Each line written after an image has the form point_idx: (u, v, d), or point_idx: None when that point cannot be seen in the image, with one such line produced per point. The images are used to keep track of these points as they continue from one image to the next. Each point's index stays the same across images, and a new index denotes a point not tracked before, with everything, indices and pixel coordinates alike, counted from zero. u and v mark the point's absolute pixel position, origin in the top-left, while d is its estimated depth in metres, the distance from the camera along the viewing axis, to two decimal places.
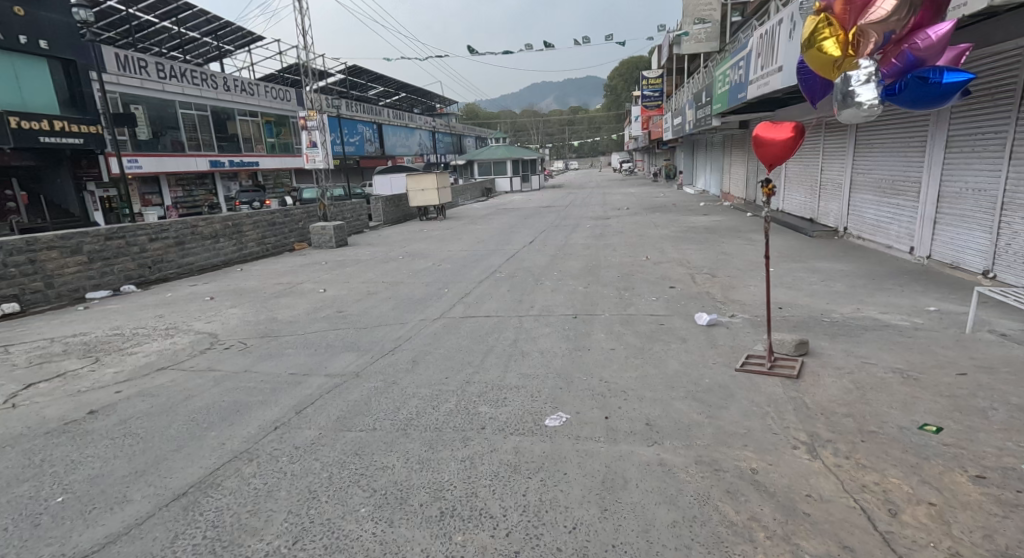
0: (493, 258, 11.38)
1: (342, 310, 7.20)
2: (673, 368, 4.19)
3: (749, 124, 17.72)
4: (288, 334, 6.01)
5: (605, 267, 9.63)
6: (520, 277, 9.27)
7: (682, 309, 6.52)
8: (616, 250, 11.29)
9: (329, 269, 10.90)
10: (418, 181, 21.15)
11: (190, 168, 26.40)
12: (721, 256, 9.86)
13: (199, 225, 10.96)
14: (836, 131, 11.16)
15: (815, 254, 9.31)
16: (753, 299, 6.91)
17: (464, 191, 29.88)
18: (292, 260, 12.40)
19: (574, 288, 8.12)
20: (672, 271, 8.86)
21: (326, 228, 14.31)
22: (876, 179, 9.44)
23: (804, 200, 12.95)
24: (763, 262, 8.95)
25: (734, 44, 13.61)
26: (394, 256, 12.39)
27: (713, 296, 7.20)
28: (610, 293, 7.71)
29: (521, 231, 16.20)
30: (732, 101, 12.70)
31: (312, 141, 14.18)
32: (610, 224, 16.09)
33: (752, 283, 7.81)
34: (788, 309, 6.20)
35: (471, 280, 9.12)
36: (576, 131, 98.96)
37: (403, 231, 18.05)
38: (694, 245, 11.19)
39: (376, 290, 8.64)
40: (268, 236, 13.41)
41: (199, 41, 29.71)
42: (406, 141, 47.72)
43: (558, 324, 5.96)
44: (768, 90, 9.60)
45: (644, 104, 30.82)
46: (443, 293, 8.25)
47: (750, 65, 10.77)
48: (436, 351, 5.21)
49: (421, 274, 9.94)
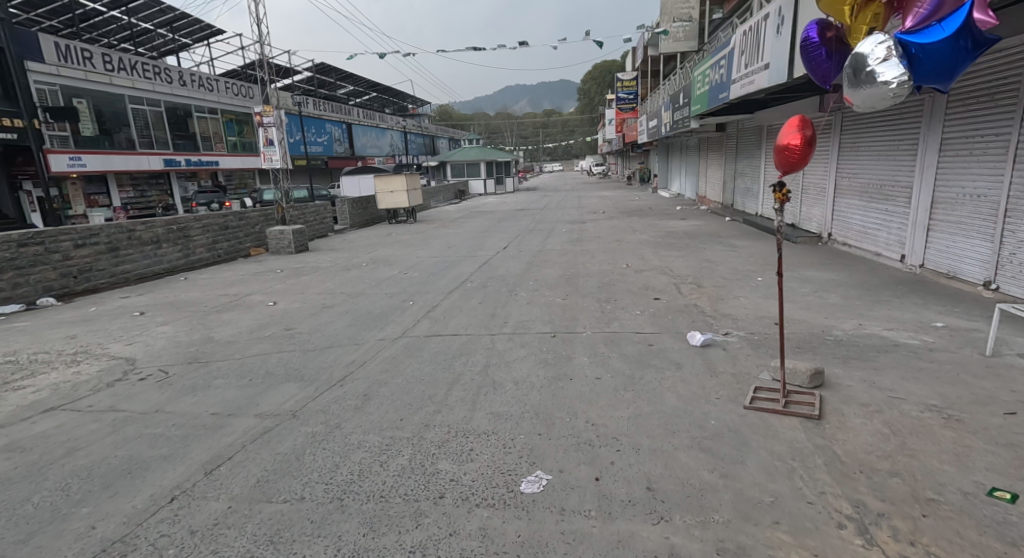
0: (464, 265, 10.66)
1: (290, 327, 6.40)
2: (670, 404, 3.56)
3: (726, 126, 17.41)
4: (220, 360, 5.21)
5: (584, 276, 9.01)
6: (491, 287, 8.58)
7: (669, 326, 5.93)
8: (594, 257, 10.71)
9: (283, 277, 10.05)
10: (387, 183, 20.30)
11: (144, 167, 25.29)
12: (704, 264, 9.36)
13: (136, 228, 10.05)
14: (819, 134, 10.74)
15: (800, 262, 8.88)
16: (745, 313, 6.36)
17: (436, 193, 29.08)
18: (244, 267, 11.48)
19: (550, 300, 7.47)
20: (654, 281, 8.28)
21: (284, 232, 13.37)
22: (863, 183, 9.00)
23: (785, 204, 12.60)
24: (748, 271, 8.48)
25: (714, 43, 13.15)
26: (357, 263, 11.59)
27: (701, 310, 6.63)
28: (588, 305, 7.09)
29: (493, 235, 15.54)
30: (712, 102, 12.26)
31: (269, 139, 13.24)
32: (587, 228, 15.56)
33: (741, 293, 7.28)
34: (786, 326, 5.65)
35: (439, 291, 8.41)
36: (550, 134, 98.86)
37: (369, 235, 17.20)
38: (674, 252, 10.67)
39: (331, 302, 7.85)
40: (219, 241, 12.45)
41: (153, 33, 28.25)
42: (377, 141, 46.58)
43: (535, 344, 5.29)
44: (753, 90, 9.07)
45: (618, 106, 30.56)
46: (406, 306, 7.51)
47: (733, 63, 10.24)
48: (393, 380, 4.49)
49: (384, 284, 9.19)
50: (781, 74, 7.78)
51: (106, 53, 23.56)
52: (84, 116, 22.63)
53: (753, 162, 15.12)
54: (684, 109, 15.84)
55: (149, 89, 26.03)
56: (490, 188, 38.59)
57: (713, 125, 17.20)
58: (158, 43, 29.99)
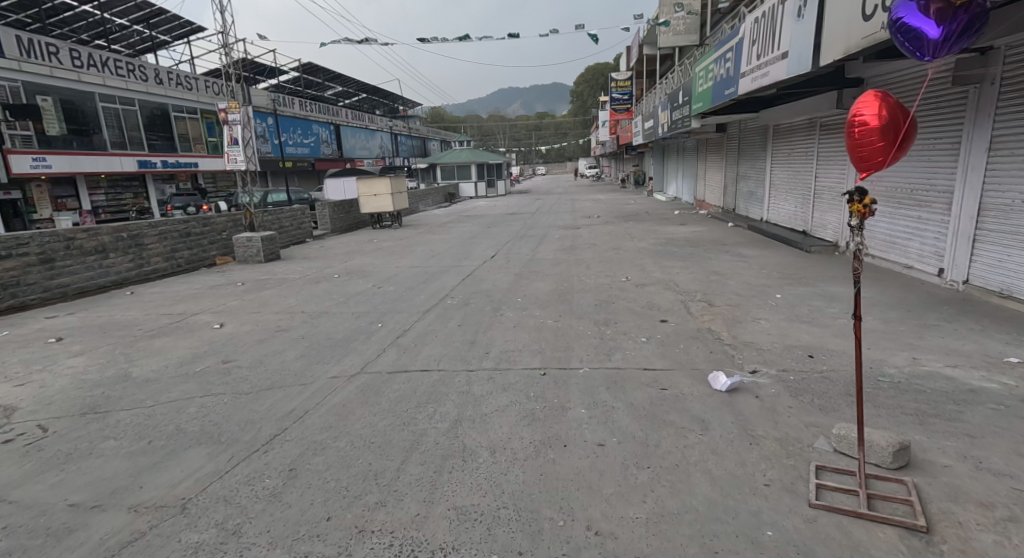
0: (446, 277, 9.67)
1: (230, 358, 5.37)
2: (703, 500, 2.60)
3: (726, 126, 16.56)
4: (127, 407, 4.19)
5: (578, 291, 8.05)
6: (475, 304, 7.60)
7: (681, 359, 4.96)
8: (588, 268, 9.74)
9: (244, 292, 9.01)
10: (370, 186, 19.31)
11: (115, 169, 24.12)
12: (711, 277, 8.42)
13: (76, 236, 8.99)
14: (836, 133, 9.82)
15: (819, 275, 7.95)
16: (770, 339, 5.41)
17: (424, 196, 28.01)
18: (204, 278, 10.43)
19: (539, 322, 6.51)
20: (658, 299, 7.31)
21: (252, 240, 12.30)
22: (889, 187, 8.07)
23: (795, 209, 11.70)
24: (763, 286, 7.56)
25: (717, 36, 12.24)
26: (330, 274, 10.58)
27: (716, 336, 5.67)
28: (585, 330, 6.11)
29: (481, 242, 14.57)
30: (716, 98, 11.34)
31: (234, 138, 12.17)
32: (581, 234, 14.62)
33: (760, 314, 6.31)
34: (823, 360, 4.70)
35: (414, 310, 7.41)
36: (543, 137, 97.98)
37: (350, 241, 16.18)
38: (677, 263, 9.72)
39: (288, 324, 6.83)
40: (178, 250, 11.38)
41: (128, 29, 27.11)
42: (366, 143, 45.55)
43: (521, 386, 4.30)
44: (767, 83, 8.12)
45: (613, 107, 29.78)
46: (375, 329, 6.50)
47: (743, 55, 9.29)
48: (338, 442, 3.51)
49: (354, 300, 8.18)
50: (803, 62, 6.80)
51: (74, 49, 22.36)
52: (49, 114, 21.43)
53: (757, 164, 14.23)
54: (684, 108, 14.98)
55: (121, 87, 24.88)
56: (482, 189, 37.12)
57: (714, 125, 16.35)
58: (134, 40, 28.82)
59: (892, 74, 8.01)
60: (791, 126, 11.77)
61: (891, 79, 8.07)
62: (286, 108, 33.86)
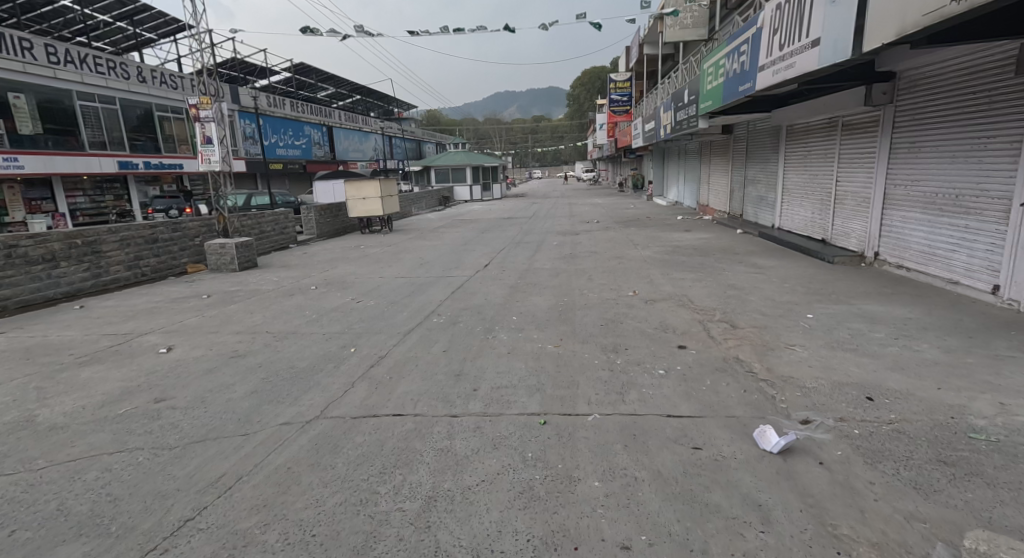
0: (433, 290, 8.76)
1: (163, 395, 4.46)
2: None
3: (733, 128, 15.76)
4: (9, 470, 3.28)
5: (581, 307, 7.17)
6: (464, 323, 6.69)
7: (711, 403, 4.06)
8: (590, 281, 8.85)
9: (207, 305, 8.07)
10: (358, 189, 18.35)
11: (94, 170, 23.13)
12: (728, 292, 7.54)
13: (17, 243, 8.10)
14: (861, 133, 9.01)
15: (850, 291, 7.09)
16: (814, 374, 4.52)
17: (417, 200, 27.10)
18: (169, 289, 9.52)
19: (537, 349, 5.62)
20: (672, 319, 6.42)
21: (226, 246, 11.37)
22: (928, 193, 7.30)
23: (812, 215, 10.88)
24: (790, 304, 6.72)
25: (729, 30, 11.46)
26: (307, 285, 9.66)
27: (747, 368, 4.78)
28: (591, 359, 5.21)
29: (475, 249, 13.68)
30: (728, 96, 10.52)
31: (207, 137, 11.19)
32: (580, 241, 13.76)
33: (793, 339, 5.44)
34: (889, 405, 3.81)
35: (394, 331, 6.49)
36: (540, 140, 97.17)
37: (335, 247, 15.25)
38: (688, 275, 8.85)
39: (246, 347, 5.91)
40: (142, 257, 10.43)
41: (111, 26, 26.17)
42: (359, 145, 44.63)
43: (514, 445, 3.41)
44: (792, 75, 7.28)
45: (612, 109, 29.00)
46: (346, 356, 5.58)
47: (762, 47, 8.46)
48: (265, 538, 2.61)
49: (329, 316, 7.27)
50: (842, 50, 5.94)
51: (49, 44, 21.39)
52: (21, 112, 20.45)
53: (767, 168, 13.39)
54: (689, 108, 14.15)
55: (101, 85, 23.89)
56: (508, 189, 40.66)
57: (721, 126, 15.54)
58: (117, 37, 27.88)
59: (931, 67, 7.24)
60: (808, 126, 10.95)
61: (929, 72, 7.30)
62: (276, 108, 32.97)
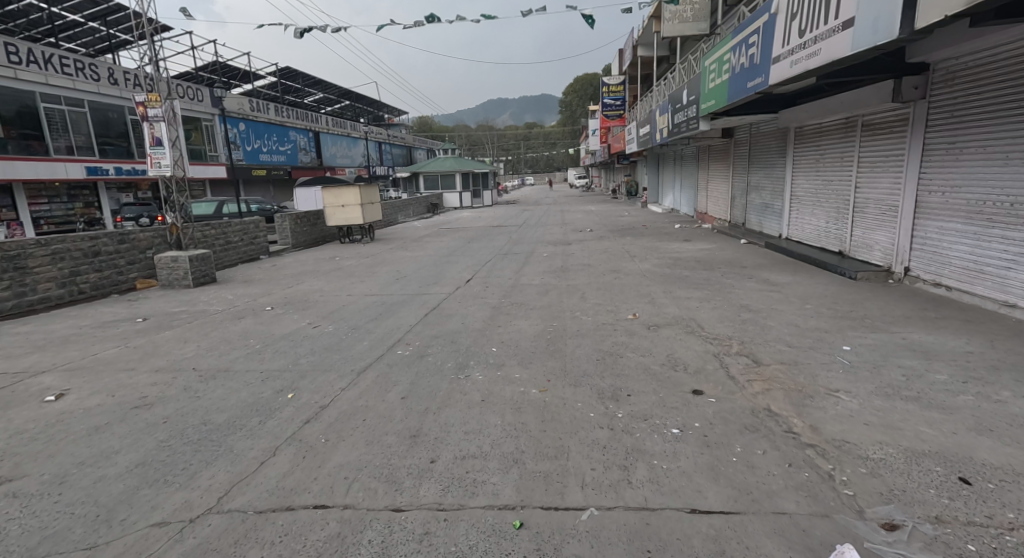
0: (405, 311, 7.68)
1: (10, 474, 3.35)
2: None
3: (735, 130, 14.85)
4: None
5: (573, 335, 6.13)
6: (433, 356, 5.61)
7: (748, 485, 2.99)
8: (584, 300, 7.78)
9: (136, 331, 6.91)
10: (337, 196, 17.26)
11: (59, 176, 21.90)
12: (742, 317, 6.50)
13: None
14: (884, 134, 8.03)
15: (885, 315, 6.09)
16: (875, 435, 3.49)
17: (404, 207, 26.04)
18: (105, 309, 8.38)
19: (518, 395, 4.53)
20: (682, 352, 5.37)
21: (178, 259, 10.24)
22: (975, 201, 6.33)
23: (826, 225, 9.88)
24: (819, 332, 5.70)
25: (733, 23, 10.49)
26: (263, 304, 8.55)
27: (785, 426, 3.72)
28: (584, 412, 4.14)
29: (457, 260, 12.58)
30: (733, 94, 9.54)
31: (157, 138, 9.99)
32: (572, 252, 12.74)
33: (835, 382, 4.39)
34: (997, 494, 2.78)
35: (347, 367, 5.38)
36: (531, 146, 96.42)
37: (309, 258, 14.12)
38: (694, 293, 7.81)
39: (157, 391, 4.78)
40: (78, 272, 9.29)
41: (83, 26, 24.98)
42: (348, 151, 43.57)
43: None
44: (816, 65, 6.28)
45: (605, 113, 28.12)
46: (277, 404, 4.48)
47: (776, 36, 7.47)
48: None
49: (277, 346, 6.18)
50: (890, 29, 4.92)
51: (10, 43, 20.01)
52: None
53: (773, 173, 12.45)
54: (689, 109, 13.20)
55: (68, 87, 22.58)
56: (501, 192, 44.57)
57: (722, 128, 14.62)
58: (90, 39, 26.72)
59: (975, 55, 6.32)
60: (821, 127, 9.98)
61: (974, 61, 6.35)
62: (259, 113, 31.76)
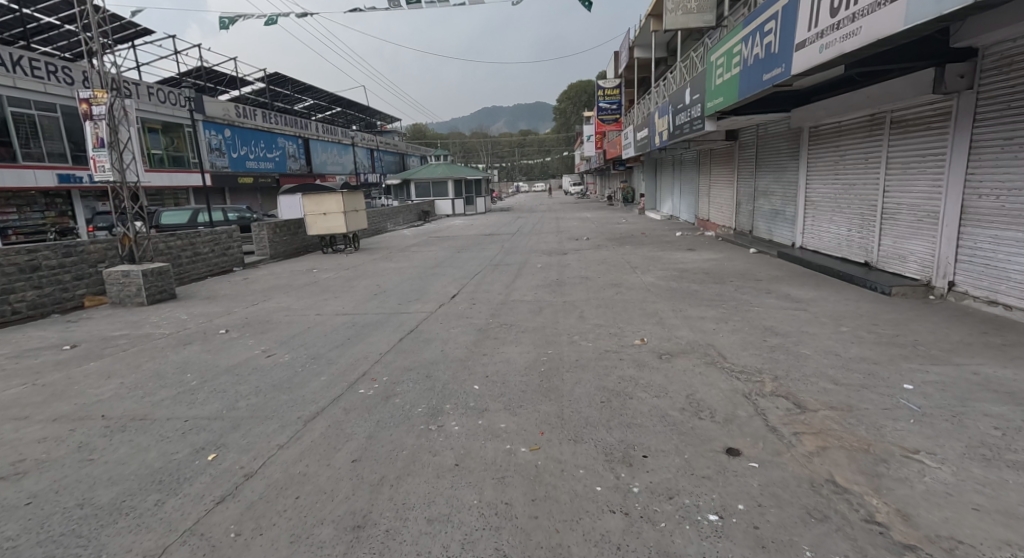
0: (378, 334, 6.68)
1: None
2: None
3: (740, 132, 13.98)
4: None
5: (571, 367, 5.13)
6: (402, 396, 4.61)
7: None
8: (582, 321, 6.81)
9: (55, 363, 5.85)
10: (319, 203, 16.25)
11: (28, 184, 20.79)
12: (770, 343, 5.52)
13: None
14: (919, 131, 7.13)
15: (941, 341, 5.13)
16: (991, 533, 2.53)
17: (393, 215, 25.09)
18: (35, 332, 7.33)
19: (502, 456, 3.52)
20: (705, 391, 4.40)
21: (130, 274, 9.20)
22: None
23: (849, 233, 8.94)
24: (867, 363, 4.75)
25: (742, 14, 9.62)
26: (218, 326, 7.52)
27: (863, 512, 2.74)
28: (588, 484, 3.16)
29: (444, 272, 11.62)
30: (745, 89, 8.62)
31: (100, 138, 9.00)
32: (569, 263, 11.76)
33: (909, 437, 3.43)
34: None
35: (293, 413, 4.36)
36: (526, 153, 95.92)
37: (285, 271, 13.09)
38: (709, 312, 6.84)
39: (39, 452, 3.74)
40: (11, 290, 8.24)
41: (60, 29, 23.99)
42: (338, 158, 42.62)
43: None
44: (854, 47, 5.38)
45: (600, 117, 27.35)
46: (190, 470, 3.46)
47: (800, 20, 6.58)
48: None
49: (217, 382, 5.15)
50: None
51: None
52: None
53: (784, 177, 11.55)
54: (692, 108, 12.28)
55: (39, 91, 21.42)
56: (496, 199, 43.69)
57: (727, 130, 13.76)
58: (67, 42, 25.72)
59: None
60: (841, 125, 9.08)
61: None
62: (246, 119, 30.76)
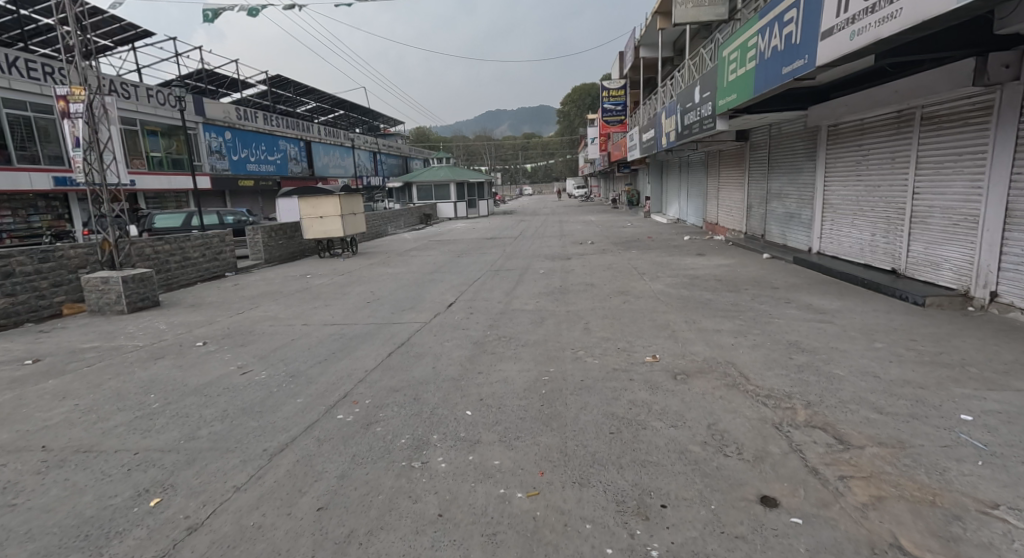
0: (366, 348, 6.15)
1: None
2: None
3: (752, 132, 13.42)
4: None
5: (576, 389, 4.58)
6: (385, 423, 4.07)
7: None
8: (587, 333, 6.26)
9: (10, 381, 5.33)
10: (315, 206, 15.76)
11: (23, 187, 20.27)
12: (797, 361, 4.95)
13: None
14: (954, 128, 6.56)
15: (992, 361, 4.56)
16: None
17: (394, 218, 24.59)
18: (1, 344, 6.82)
19: (494, 504, 2.98)
20: (729, 420, 3.84)
21: (110, 281, 8.71)
22: None
23: (873, 238, 8.35)
24: (913, 386, 4.18)
25: (757, 6, 9.08)
26: (197, 338, 7.00)
27: None
28: (596, 546, 2.61)
29: (442, 278, 11.08)
30: (762, 84, 8.06)
31: (77, 138, 8.58)
32: (573, 268, 11.22)
33: (980, 485, 2.88)
34: None
35: (258, 444, 3.83)
36: (529, 156, 95.46)
37: (279, 276, 12.59)
38: (725, 325, 6.27)
39: None
40: None
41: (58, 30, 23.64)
42: (340, 161, 42.22)
43: None
44: (892, 32, 4.83)
45: (605, 118, 26.79)
46: (127, 519, 2.94)
47: (827, 4, 6.02)
48: None
49: (180, 405, 4.62)
50: None
51: None
52: None
53: (799, 179, 10.98)
54: (702, 107, 11.73)
55: (36, 92, 21.04)
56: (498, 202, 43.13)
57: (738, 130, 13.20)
58: None
59: None
60: (864, 123, 8.51)
61: None
62: (246, 121, 30.40)
